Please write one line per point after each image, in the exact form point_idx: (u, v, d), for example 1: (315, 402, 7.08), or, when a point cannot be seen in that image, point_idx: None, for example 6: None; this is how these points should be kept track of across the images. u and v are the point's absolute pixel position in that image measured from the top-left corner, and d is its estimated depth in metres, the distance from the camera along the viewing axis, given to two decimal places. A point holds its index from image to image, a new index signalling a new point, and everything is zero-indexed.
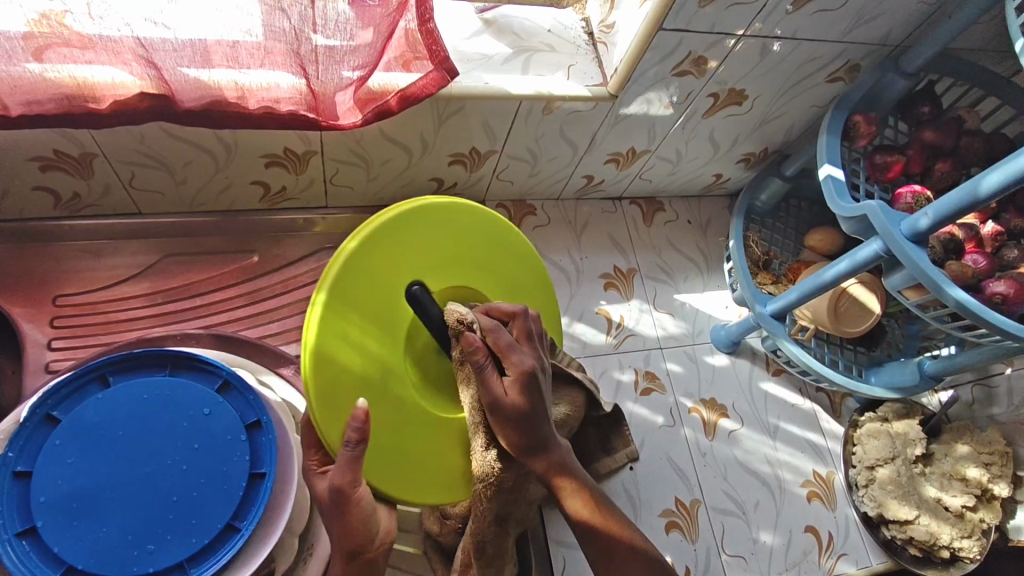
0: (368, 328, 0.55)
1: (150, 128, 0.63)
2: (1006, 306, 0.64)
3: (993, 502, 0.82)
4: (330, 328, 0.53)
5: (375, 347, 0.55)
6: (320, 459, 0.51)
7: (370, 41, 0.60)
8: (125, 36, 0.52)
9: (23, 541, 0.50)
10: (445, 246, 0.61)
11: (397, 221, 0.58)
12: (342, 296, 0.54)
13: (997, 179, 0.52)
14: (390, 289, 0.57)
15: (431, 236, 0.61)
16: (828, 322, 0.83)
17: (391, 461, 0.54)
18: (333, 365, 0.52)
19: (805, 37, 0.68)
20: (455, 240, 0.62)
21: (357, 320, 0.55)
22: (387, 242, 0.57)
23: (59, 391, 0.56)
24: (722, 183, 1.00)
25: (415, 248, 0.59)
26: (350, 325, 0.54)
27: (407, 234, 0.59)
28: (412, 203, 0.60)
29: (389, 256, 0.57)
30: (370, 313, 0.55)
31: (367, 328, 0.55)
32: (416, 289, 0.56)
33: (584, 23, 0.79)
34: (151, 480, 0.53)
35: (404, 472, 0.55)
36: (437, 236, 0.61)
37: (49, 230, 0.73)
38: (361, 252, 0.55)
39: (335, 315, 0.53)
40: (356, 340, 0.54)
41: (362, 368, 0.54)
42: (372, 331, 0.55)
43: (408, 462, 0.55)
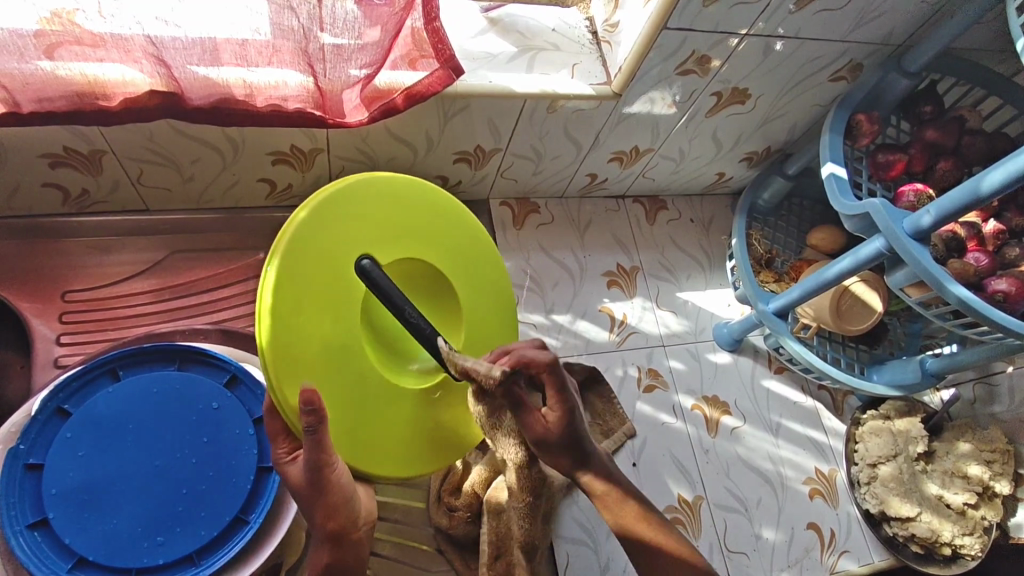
0: (331, 307, 0.50)
1: (159, 125, 0.63)
2: (1008, 304, 0.65)
3: (994, 500, 0.82)
4: (280, 315, 0.47)
5: (331, 329, 0.50)
6: (289, 448, 0.50)
7: (378, 40, 0.60)
8: (136, 34, 0.52)
9: (35, 532, 0.51)
10: (401, 222, 0.56)
11: (348, 196, 0.53)
12: (296, 279, 0.48)
13: (999, 177, 0.53)
14: (340, 268, 0.51)
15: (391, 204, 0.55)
16: (830, 320, 0.83)
17: (362, 438, 0.51)
18: (290, 351, 0.47)
19: (808, 37, 0.69)
20: (418, 213, 0.57)
21: (310, 299, 0.49)
22: (344, 218, 0.52)
23: (70, 384, 0.56)
24: (724, 181, 1.00)
25: (368, 225, 0.54)
26: (304, 305, 0.49)
27: (364, 206, 0.54)
28: (363, 179, 0.54)
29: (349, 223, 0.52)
30: (327, 297, 0.50)
31: (318, 313, 0.49)
32: (366, 264, 0.51)
33: (588, 23, 0.79)
34: (161, 473, 0.54)
35: (378, 452, 0.52)
36: (394, 213, 0.55)
37: (58, 226, 0.74)
38: (310, 230, 0.50)
39: (288, 302, 0.48)
40: (309, 323, 0.49)
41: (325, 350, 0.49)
42: (329, 314, 0.50)
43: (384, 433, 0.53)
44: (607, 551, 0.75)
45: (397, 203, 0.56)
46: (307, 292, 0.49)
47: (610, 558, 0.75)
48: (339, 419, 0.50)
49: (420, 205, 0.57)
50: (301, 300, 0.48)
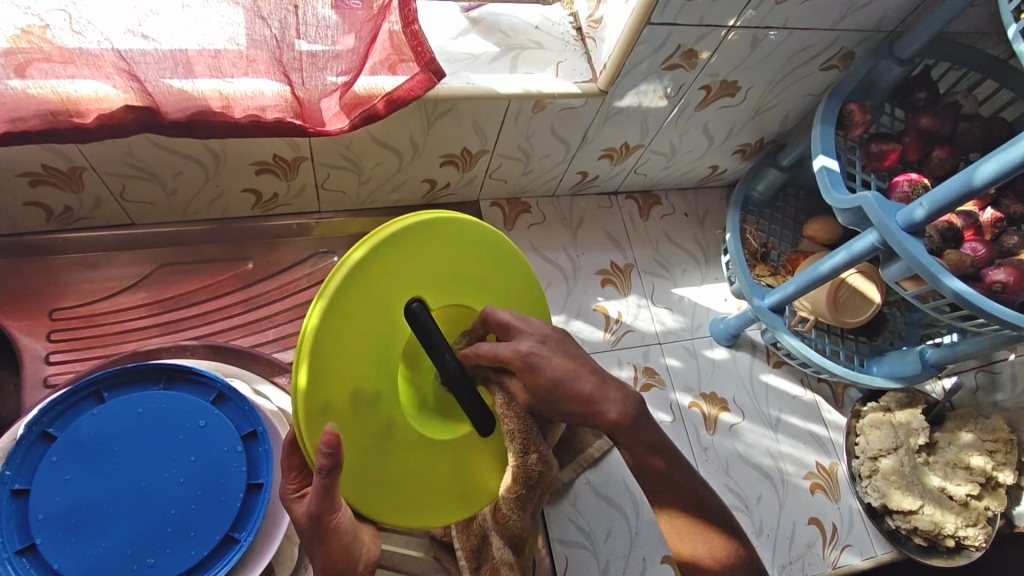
0: (369, 351, 0.50)
1: (137, 139, 0.62)
2: (1006, 295, 0.63)
3: (998, 490, 0.81)
4: (322, 363, 0.46)
5: (368, 374, 0.50)
6: (297, 485, 0.48)
7: (353, 46, 0.59)
8: (105, 49, 0.51)
9: (24, 558, 0.51)
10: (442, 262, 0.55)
11: (404, 237, 0.51)
12: (341, 324, 0.47)
13: (992, 168, 0.52)
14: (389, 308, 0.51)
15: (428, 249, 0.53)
16: (827, 312, 0.82)
17: (379, 485, 0.51)
18: (326, 395, 0.47)
19: (797, 26, 0.67)
20: (469, 260, 0.57)
21: (351, 343, 0.48)
22: (396, 259, 0.51)
23: (55, 407, 0.56)
24: (718, 174, 0.99)
25: (422, 268, 0.53)
26: (348, 352, 0.48)
27: (417, 251, 0.52)
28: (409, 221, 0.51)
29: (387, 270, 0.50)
30: (371, 344, 0.50)
31: (356, 366, 0.49)
32: (417, 307, 0.51)
33: (572, 18, 0.78)
34: (149, 495, 0.54)
35: (395, 500, 0.51)
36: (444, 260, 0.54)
37: (44, 243, 0.73)
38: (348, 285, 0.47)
39: (331, 344, 0.47)
40: (349, 367, 0.48)
41: (357, 393, 0.49)
42: (368, 359, 0.49)
43: (404, 483, 0.52)
44: (606, 554, 0.75)
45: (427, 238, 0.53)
46: (340, 355, 0.48)
47: (610, 560, 0.74)
48: (374, 475, 0.50)
49: (475, 250, 0.57)
50: (336, 362, 0.47)
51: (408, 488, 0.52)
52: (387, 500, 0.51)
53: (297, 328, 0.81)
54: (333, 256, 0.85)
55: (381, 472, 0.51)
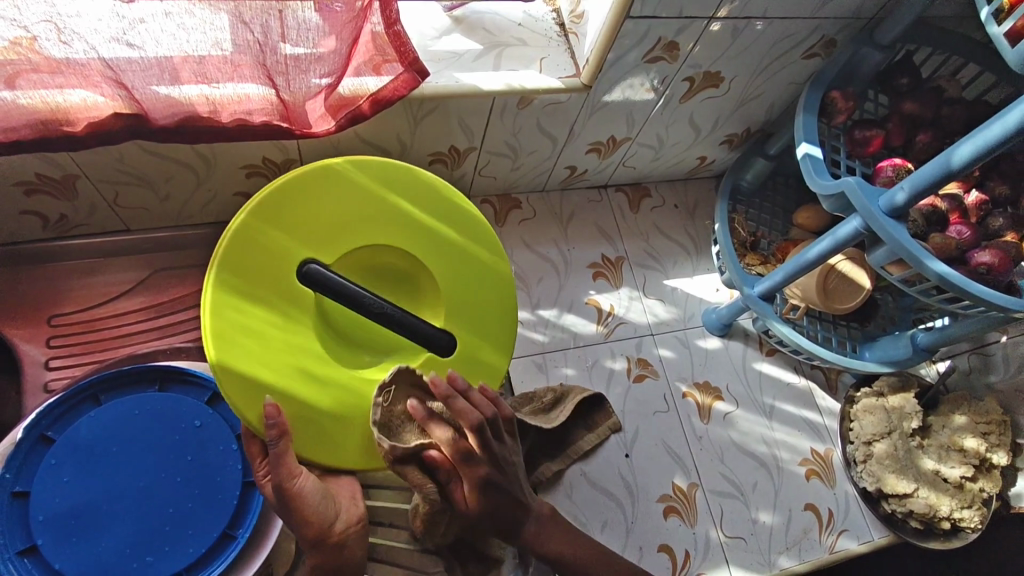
0: (273, 312, 0.54)
1: (127, 146, 0.63)
2: (992, 276, 0.63)
3: (992, 471, 0.82)
4: (230, 330, 0.52)
5: (277, 332, 0.54)
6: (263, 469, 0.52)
7: (335, 48, 0.60)
8: (92, 59, 0.52)
9: (26, 559, 0.52)
10: (342, 213, 0.58)
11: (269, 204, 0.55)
12: (233, 291, 0.53)
13: (970, 149, 0.52)
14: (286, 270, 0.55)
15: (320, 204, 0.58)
16: (818, 299, 0.82)
17: (322, 433, 0.54)
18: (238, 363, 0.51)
19: (776, 16, 0.68)
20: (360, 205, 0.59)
21: (250, 314, 0.53)
22: (271, 227, 0.55)
23: (52, 411, 0.57)
24: (707, 165, 0.99)
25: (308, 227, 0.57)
26: (255, 315, 0.53)
27: (294, 212, 0.57)
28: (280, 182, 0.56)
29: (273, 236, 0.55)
30: (271, 304, 0.54)
31: (266, 325, 0.54)
32: (312, 268, 0.55)
33: (555, 15, 0.78)
34: (147, 494, 0.55)
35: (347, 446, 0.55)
36: (335, 213, 0.58)
37: (42, 251, 0.74)
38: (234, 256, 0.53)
39: (229, 312, 0.52)
40: (254, 330, 0.53)
41: (274, 351, 0.53)
42: (273, 320, 0.54)
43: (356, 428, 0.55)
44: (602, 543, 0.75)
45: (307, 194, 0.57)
46: (245, 322, 0.53)
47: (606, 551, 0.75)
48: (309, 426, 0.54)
49: (366, 197, 0.59)
50: (243, 330, 0.52)
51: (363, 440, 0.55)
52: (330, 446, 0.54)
53: None
54: None
55: (323, 422, 0.54)
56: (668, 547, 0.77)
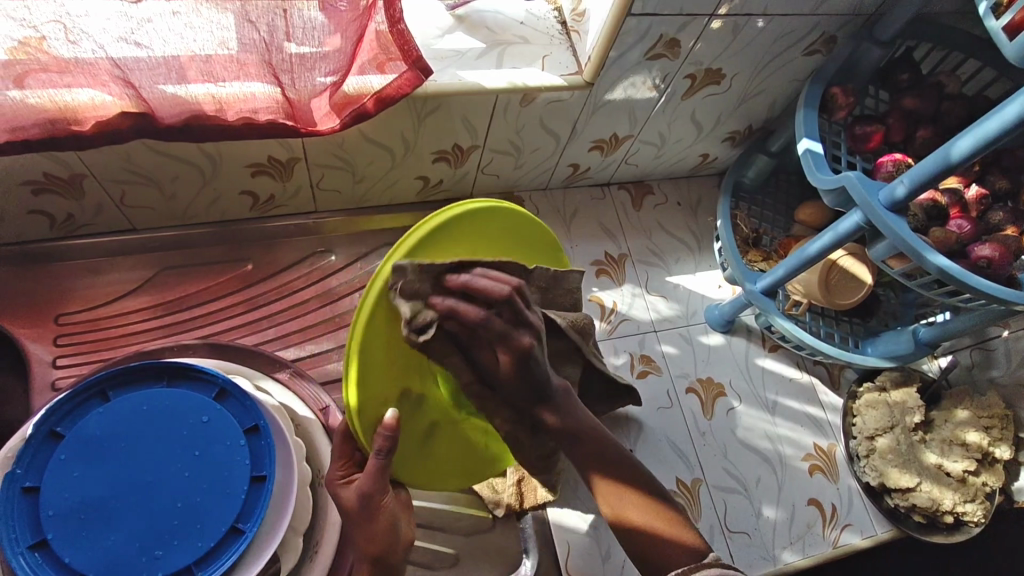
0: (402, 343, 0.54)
1: (134, 145, 0.64)
2: (992, 269, 0.64)
3: (995, 465, 0.82)
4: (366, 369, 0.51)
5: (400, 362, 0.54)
6: (344, 472, 0.54)
7: (340, 47, 0.60)
8: (100, 58, 0.53)
9: (36, 553, 0.52)
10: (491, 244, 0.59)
11: (452, 230, 0.54)
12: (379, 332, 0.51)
13: (969, 143, 0.53)
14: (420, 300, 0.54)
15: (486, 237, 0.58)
16: (820, 295, 0.83)
17: (417, 458, 0.59)
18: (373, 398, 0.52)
19: (777, 12, 0.68)
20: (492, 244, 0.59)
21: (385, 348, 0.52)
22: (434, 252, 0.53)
23: (61, 407, 0.58)
24: (709, 162, 1.00)
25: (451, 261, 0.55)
26: (392, 346, 0.53)
27: (461, 240, 0.55)
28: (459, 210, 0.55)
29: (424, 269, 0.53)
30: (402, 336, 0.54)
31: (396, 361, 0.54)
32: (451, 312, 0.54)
33: (557, 13, 0.79)
34: (155, 489, 0.55)
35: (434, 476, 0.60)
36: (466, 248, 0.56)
37: (50, 250, 0.76)
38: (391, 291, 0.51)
39: (372, 341, 0.51)
40: (385, 360, 0.53)
41: (393, 380, 0.54)
42: (401, 353, 0.54)
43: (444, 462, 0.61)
44: (607, 538, 0.75)
45: (468, 226, 0.56)
46: (382, 360, 0.53)
47: (611, 547, 0.75)
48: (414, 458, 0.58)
49: (499, 239, 0.59)
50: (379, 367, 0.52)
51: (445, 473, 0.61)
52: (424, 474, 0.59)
53: (297, 326, 0.82)
54: (331, 255, 0.86)
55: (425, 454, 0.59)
56: None
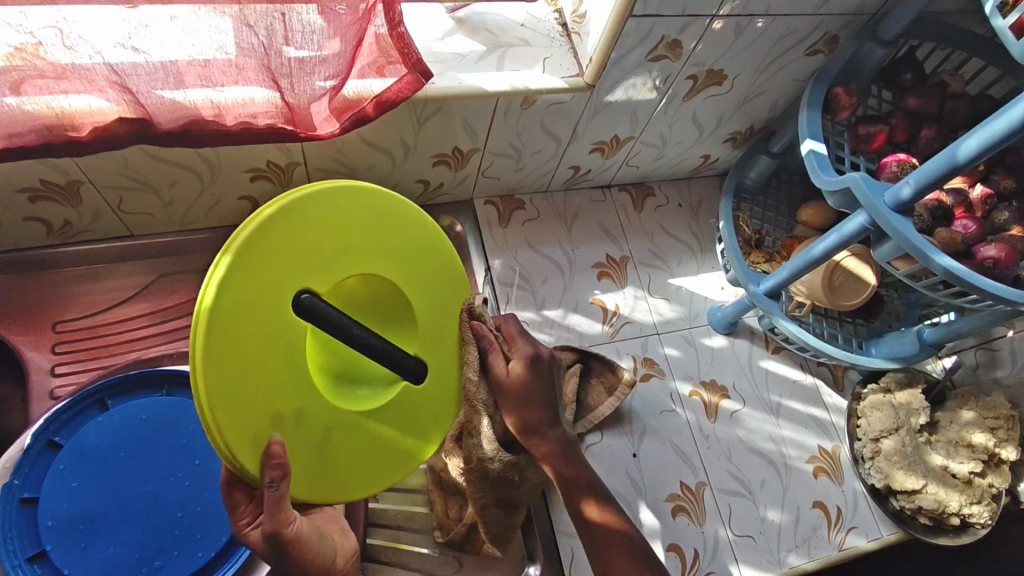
0: (262, 353, 0.43)
1: (131, 151, 0.63)
2: (999, 270, 0.63)
3: (1001, 466, 0.82)
4: (223, 402, 0.41)
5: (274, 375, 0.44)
6: (248, 516, 0.47)
7: (339, 50, 0.60)
8: (97, 63, 0.52)
9: (35, 564, 0.52)
10: (357, 225, 0.49)
11: (278, 223, 0.44)
12: (220, 354, 0.41)
13: (976, 143, 0.52)
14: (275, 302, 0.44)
15: (345, 215, 0.49)
16: (823, 296, 0.82)
17: (320, 473, 0.48)
18: (246, 429, 0.42)
19: (779, 13, 0.68)
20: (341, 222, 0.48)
21: (235, 368, 0.42)
22: (266, 245, 0.43)
23: (60, 417, 0.57)
24: (710, 163, 0.99)
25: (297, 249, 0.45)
26: (245, 359, 0.42)
27: (301, 225, 0.46)
28: (277, 201, 0.44)
29: (262, 263, 0.43)
30: (256, 344, 0.43)
31: (260, 380, 0.43)
32: (308, 301, 0.45)
33: (557, 15, 0.78)
34: (156, 498, 0.55)
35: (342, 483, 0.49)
36: (326, 238, 0.47)
37: (45, 257, 0.74)
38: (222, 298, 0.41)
39: (217, 363, 0.41)
40: (251, 378, 0.43)
41: (268, 400, 0.44)
42: (266, 363, 0.43)
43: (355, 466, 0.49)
44: None
45: (303, 206, 0.46)
46: (229, 387, 0.41)
47: None
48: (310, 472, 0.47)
49: (370, 220, 0.50)
50: (228, 395, 0.41)
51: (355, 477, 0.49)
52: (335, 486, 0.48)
53: None
54: None
55: (328, 463, 0.48)
56: (678, 546, 0.77)
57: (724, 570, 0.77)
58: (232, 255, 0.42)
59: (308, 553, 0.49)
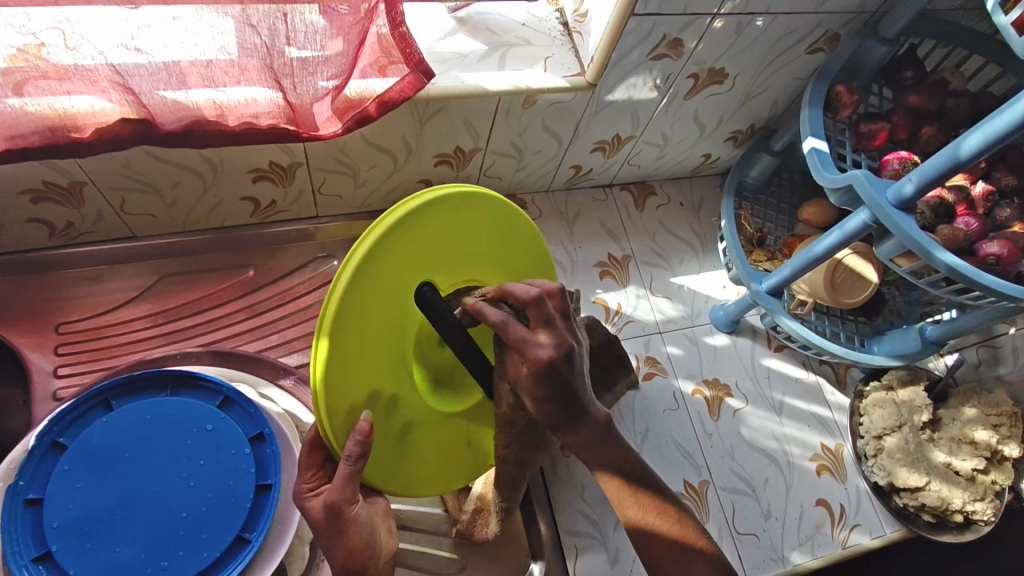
0: (378, 332, 0.51)
1: (134, 152, 0.63)
2: (1002, 266, 0.63)
3: (1004, 463, 0.82)
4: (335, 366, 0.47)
5: (377, 361, 0.51)
6: (314, 484, 0.50)
7: (342, 50, 0.60)
8: (100, 64, 0.52)
9: (40, 565, 0.51)
10: (473, 236, 0.57)
11: (427, 219, 0.52)
12: (349, 327, 0.48)
13: (977, 140, 0.52)
14: (394, 292, 0.51)
15: (466, 224, 0.56)
16: (826, 294, 0.82)
17: (399, 462, 0.55)
18: (343, 394, 0.48)
19: (780, 11, 0.68)
20: (472, 237, 0.57)
21: (357, 340, 0.49)
22: (411, 239, 0.52)
23: (64, 417, 0.57)
24: (712, 162, 0.99)
25: (428, 249, 0.53)
26: (361, 337, 0.49)
27: (436, 223, 0.53)
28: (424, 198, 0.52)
29: (398, 250, 0.51)
30: (373, 327, 0.50)
31: (368, 357, 0.50)
32: (426, 294, 0.52)
33: (559, 14, 0.78)
34: (160, 499, 0.55)
35: (407, 476, 0.56)
36: (449, 237, 0.55)
37: (48, 258, 0.74)
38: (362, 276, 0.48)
39: (342, 334, 0.47)
40: (360, 354, 0.50)
41: (369, 374, 0.51)
42: (376, 346, 0.51)
43: (419, 460, 0.57)
44: (616, 541, 0.75)
45: (449, 208, 0.54)
46: (347, 359, 0.48)
47: (619, 550, 0.75)
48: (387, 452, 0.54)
49: (479, 227, 0.57)
50: (344, 366, 0.48)
51: (417, 476, 0.57)
52: (401, 475, 0.55)
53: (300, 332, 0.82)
54: (333, 260, 0.86)
55: (401, 450, 0.55)
56: None
57: None
58: (376, 239, 0.49)
59: (358, 531, 0.47)
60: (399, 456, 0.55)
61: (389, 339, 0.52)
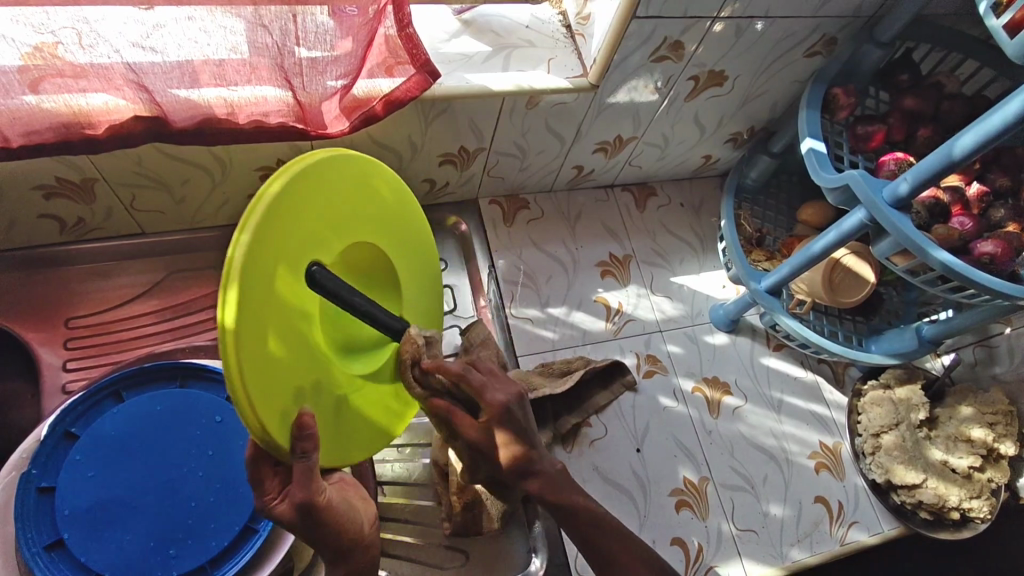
0: (275, 321, 0.42)
1: (146, 149, 0.65)
2: (995, 265, 0.65)
3: (1000, 461, 0.83)
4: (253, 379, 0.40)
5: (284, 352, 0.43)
6: (275, 490, 0.47)
7: (351, 50, 0.61)
8: (115, 62, 0.53)
9: (53, 553, 0.53)
10: (351, 198, 0.51)
11: (295, 191, 0.44)
12: (252, 326, 0.40)
13: (971, 139, 0.54)
14: (278, 273, 0.42)
15: (347, 184, 0.51)
16: (824, 293, 0.84)
17: (340, 438, 0.50)
18: (271, 407, 0.41)
19: (778, 15, 0.69)
20: (347, 199, 0.51)
21: (261, 344, 0.41)
22: (292, 209, 0.44)
23: (76, 408, 0.59)
24: (712, 163, 1.01)
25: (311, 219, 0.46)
26: (264, 332, 0.41)
27: (309, 193, 0.46)
28: (297, 165, 0.45)
29: (280, 227, 0.43)
30: (276, 316, 0.42)
31: (279, 352, 0.43)
32: (319, 269, 0.46)
33: (561, 17, 0.80)
34: (170, 489, 0.56)
35: (345, 449, 0.51)
36: (327, 205, 0.48)
37: (54, 255, 0.76)
38: (251, 260, 0.39)
39: (248, 338, 0.39)
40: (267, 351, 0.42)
41: (284, 373, 0.43)
42: (282, 338, 0.43)
43: (350, 424, 0.52)
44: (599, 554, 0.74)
45: (326, 172, 0.47)
46: (264, 368, 0.41)
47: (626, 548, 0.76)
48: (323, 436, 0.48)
49: (359, 183, 0.52)
50: (264, 376, 0.41)
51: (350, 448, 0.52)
52: (339, 448, 0.50)
53: None
54: None
55: (337, 423, 0.50)
56: (682, 540, 0.77)
57: (728, 563, 0.77)
58: (255, 221, 0.40)
59: (335, 519, 0.48)
60: (332, 434, 0.49)
61: (290, 325, 0.44)
